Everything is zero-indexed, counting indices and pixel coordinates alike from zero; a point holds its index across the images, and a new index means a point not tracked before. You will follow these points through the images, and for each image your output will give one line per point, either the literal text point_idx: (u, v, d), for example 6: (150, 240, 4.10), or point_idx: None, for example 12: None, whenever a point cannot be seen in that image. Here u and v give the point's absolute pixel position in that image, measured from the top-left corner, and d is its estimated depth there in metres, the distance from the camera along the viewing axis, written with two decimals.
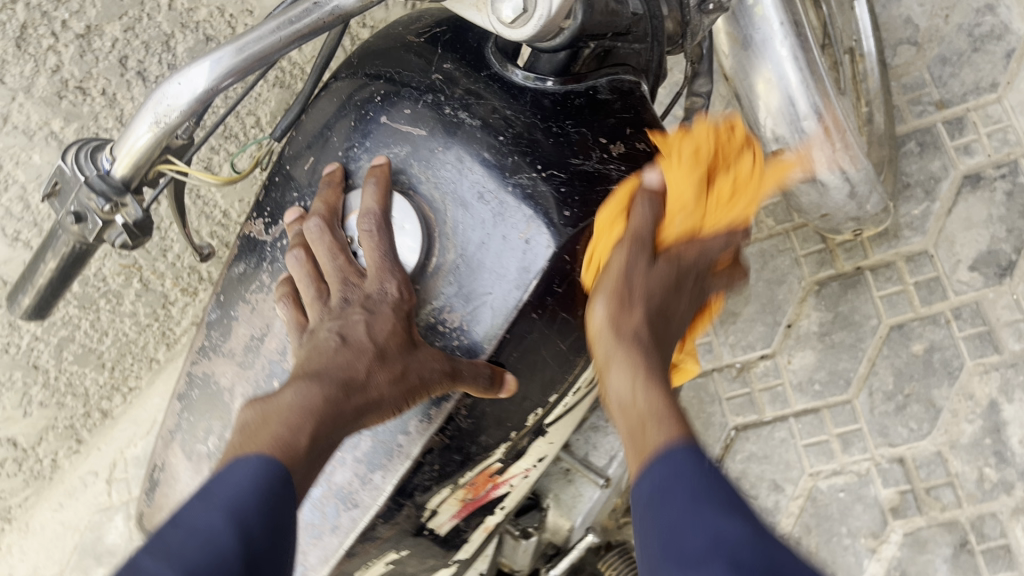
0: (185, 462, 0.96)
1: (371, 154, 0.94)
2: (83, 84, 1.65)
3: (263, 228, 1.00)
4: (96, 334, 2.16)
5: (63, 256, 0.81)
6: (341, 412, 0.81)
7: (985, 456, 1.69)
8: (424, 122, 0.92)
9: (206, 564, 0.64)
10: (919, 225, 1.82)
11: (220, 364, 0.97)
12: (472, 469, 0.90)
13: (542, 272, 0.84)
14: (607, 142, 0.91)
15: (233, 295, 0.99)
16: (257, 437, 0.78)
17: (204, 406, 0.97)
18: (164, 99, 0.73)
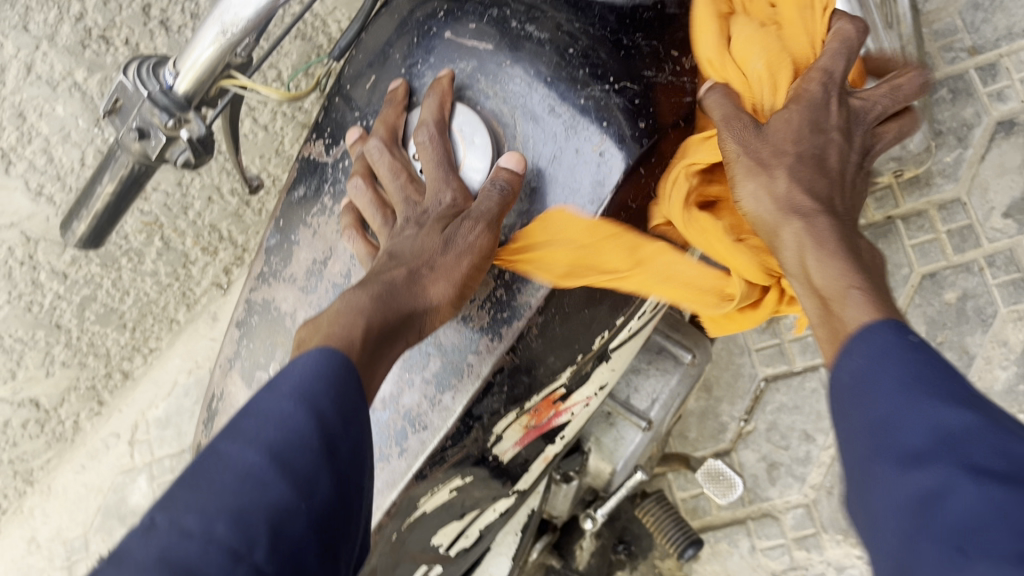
0: (244, 388, 0.95)
1: (435, 69, 0.99)
2: (107, 34, 1.62)
3: (323, 149, 1.03)
4: (117, 293, 2.13)
5: (121, 177, 0.79)
6: (396, 313, 0.84)
7: (1019, 403, 1.69)
8: (489, 36, 0.97)
9: (287, 445, 0.68)
10: (951, 172, 1.80)
11: (281, 290, 0.97)
12: (538, 393, 0.92)
13: (614, 183, 0.90)
14: (674, 56, 0.99)
15: (293, 219, 1.01)
16: (311, 340, 0.80)
17: (265, 333, 0.96)
18: (229, 9, 0.70)
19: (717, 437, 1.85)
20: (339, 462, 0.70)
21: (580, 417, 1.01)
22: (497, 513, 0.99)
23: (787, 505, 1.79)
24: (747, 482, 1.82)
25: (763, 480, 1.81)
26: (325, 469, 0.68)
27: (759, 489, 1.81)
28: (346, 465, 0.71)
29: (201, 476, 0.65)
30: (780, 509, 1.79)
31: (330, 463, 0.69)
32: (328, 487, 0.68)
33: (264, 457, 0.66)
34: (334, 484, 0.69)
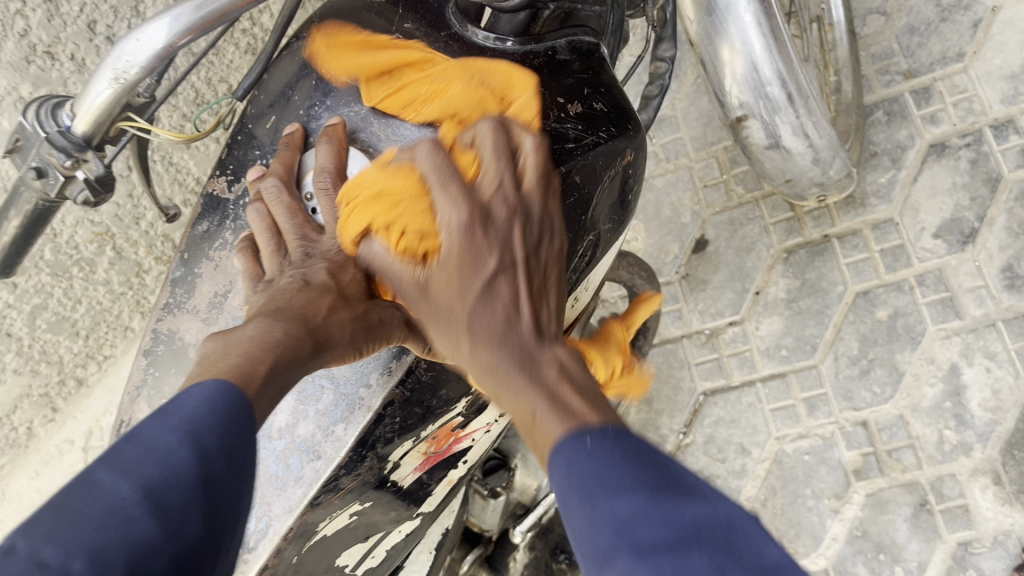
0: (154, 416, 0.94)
1: (331, 113, 0.95)
2: (52, 49, 1.63)
3: (226, 185, 0.99)
4: (70, 302, 2.12)
5: (26, 214, 0.82)
6: (302, 347, 0.80)
7: (946, 419, 1.74)
8: (382, 83, 0.92)
9: (161, 476, 0.63)
10: (884, 192, 1.86)
11: (184, 321, 0.96)
12: (434, 422, 0.92)
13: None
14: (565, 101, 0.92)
15: (197, 253, 0.98)
16: (216, 366, 0.76)
17: (168, 362, 0.95)
18: (123, 55, 0.73)
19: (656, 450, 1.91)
20: (215, 504, 0.65)
21: (482, 443, 1.03)
22: (402, 535, 1.02)
23: None
24: None
25: None
26: (199, 512, 0.64)
27: None
28: (224, 503, 0.66)
29: (67, 506, 0.60)
30: None
31: (205, 505, 0.64)
32: (201, 529, 0.64)
33: (137, 491, 0.62)
34: (205, 526, 0.64)
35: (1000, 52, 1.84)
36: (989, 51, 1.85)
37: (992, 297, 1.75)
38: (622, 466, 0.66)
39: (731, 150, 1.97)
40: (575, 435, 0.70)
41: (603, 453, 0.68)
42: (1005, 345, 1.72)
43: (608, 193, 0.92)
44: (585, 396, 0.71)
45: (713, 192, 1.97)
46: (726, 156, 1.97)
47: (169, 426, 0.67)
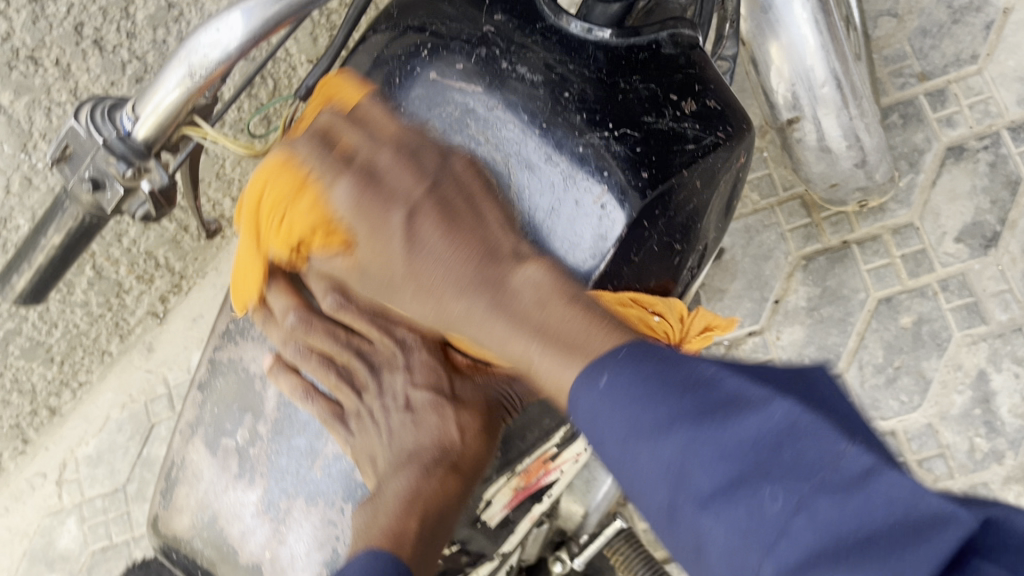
0: (211, 458, 0.89)
1: (418, 114, 0.89)
2: (36, 53, 1.50)
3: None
4: (45, 326, 1.97)
5: (69, 230, 0.72)
6: (447, 486, 0.82)
7: (976, 426, 1.70)
8: (478, 79, 0.88)
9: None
10: (904, 197, 1.82)
11: (249, 349, 0.93)
12: (529, 455, 0.88)
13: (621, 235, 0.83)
14: (678, 99, 0.89)
15: None
16: (372, 531, 0.79)
17: (232, 396, 0.91)
18: (198, 48, 0.64)
19: None
20: None
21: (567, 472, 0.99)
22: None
23: None
24: None
25: None
26: None
27: None
28: None
29: None
30: None
31: None
32: None
33: None
34: None
35: (1014, 54, 1.83)
36: (1002, 53, 1.83)
37: (1017, 302, 1.73)
38: (727, 511, 0.61)
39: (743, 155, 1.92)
40: (593, 366, 0.73)
41: (667, 441, 0.67)
42: None
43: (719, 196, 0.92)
44: (654, 432, 0.67)
45: None
46: None
47: None
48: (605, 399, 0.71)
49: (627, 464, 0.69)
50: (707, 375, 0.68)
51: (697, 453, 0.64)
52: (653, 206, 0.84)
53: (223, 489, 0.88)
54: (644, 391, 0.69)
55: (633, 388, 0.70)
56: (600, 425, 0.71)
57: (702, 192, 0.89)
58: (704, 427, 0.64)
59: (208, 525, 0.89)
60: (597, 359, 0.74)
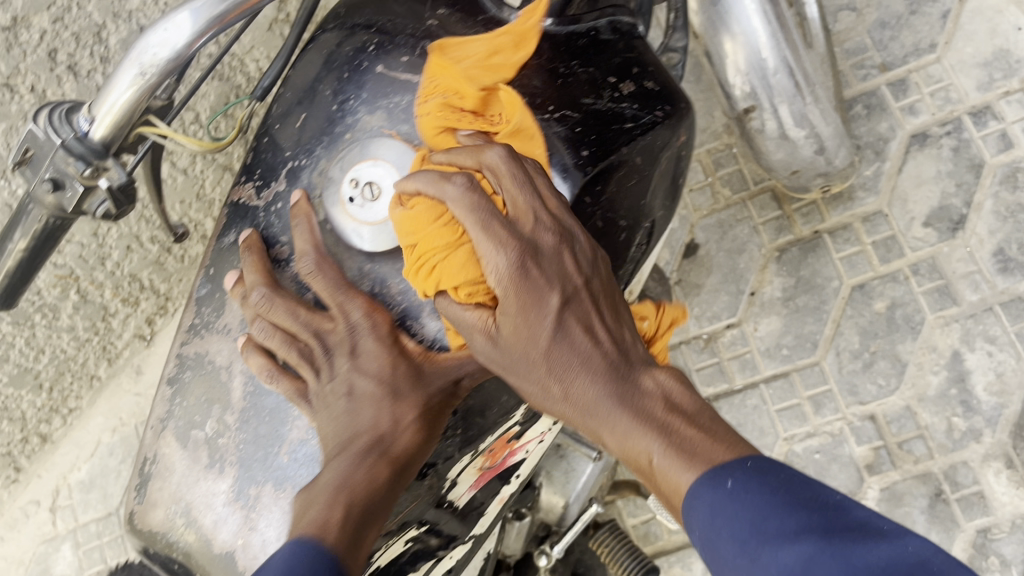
0: (181, 451, 0.90)
1: (368, 106, 0.91)
2: (11, 81, 1.53)
3: (253, 192, 0.95)
4: (32, 352, 2.00)
5: (34, 234, 0.74)
6: (384, 476, 0.79)
7: (953, 406, 1.73)
8: (422, 69, 0.90)
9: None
10: (871, 185, 1.85)
11: (214, 342, 0.93)
12: (492, 435, 0.89)
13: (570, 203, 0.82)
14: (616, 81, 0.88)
15: (224, 267, 0.95)
16: (303, 519, 0.76)
17: (200, 388, 0.92)
18: (147, 48, 0.66)
19: None
20: None
21: (536, 452, 1.01)
22: (454, 561, 0.98)
23: None
24: None
25: None
26: None
27: None
28: None
29: None
30: None
31: None
32: None
33: None
34: None
35: (971, 41, 1.87)
36: (960, 41, 1.87)
37: (986, 282, 1.77)
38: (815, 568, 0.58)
39: (714, 152, 1.96)
40: (713, 476, 0.70)
41: (783, 527, 0.63)
42: (1003, 328, 1.74)
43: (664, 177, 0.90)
44: (780, 539, 0.62)
45: (699, 196, 1.95)
46: (709, 158, 1.95)
47: None
48: (707, 519, 0.68)
49: (732, 564, 0.65)
50: (829, 500, 0.65)
51: (788, 545, 0.61)
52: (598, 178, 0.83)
53: (197, 480, 0.89)
54: (771, 489, 0.66)
55: (762, 498, 0.66)
56: (715, 541, 0.67)
57: (645, 169, 0.87)
58: (832, 541, 0.60)
59: (183, 516, 0.89)
60: (721, 468, 0.70)
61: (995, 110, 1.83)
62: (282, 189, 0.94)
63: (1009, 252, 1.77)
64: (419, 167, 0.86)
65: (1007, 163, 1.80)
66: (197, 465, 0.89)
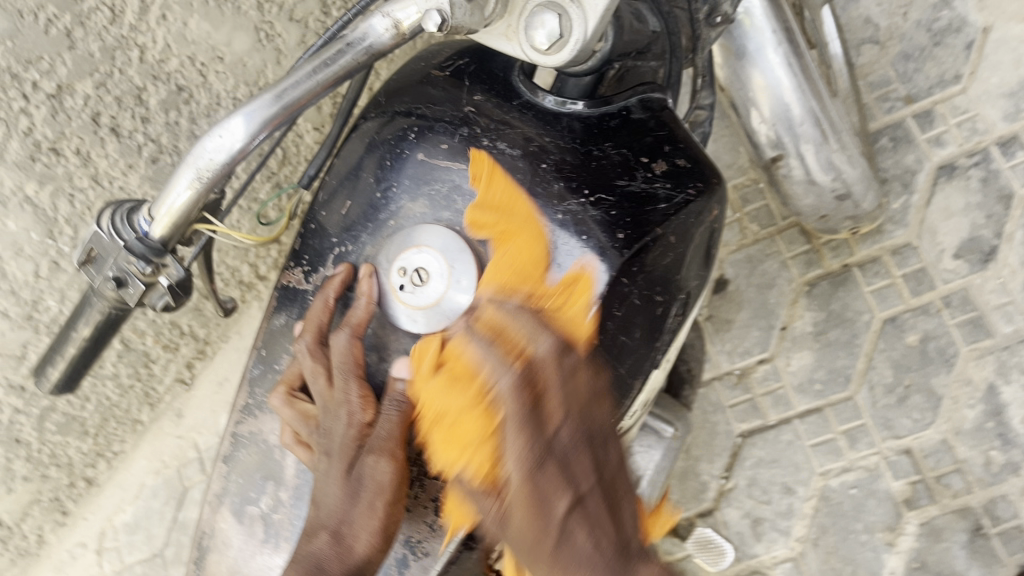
0: (236, 525, 0.90)
1: (409, 193, 0.91)
2: (57, 145, 1.60)
3: (302, 276, 0.97)
4: (78, 401, 2.06)
5: (96, 324, 0.78)
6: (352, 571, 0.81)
7: (990, 440, 1.72)
8: (462, 157, 0.88)
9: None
10: (899, 218, 1.86)
11: (269, 421, 0.94)
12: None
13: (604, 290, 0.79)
14: (649, 160, 0.85)
15: (275, 348, 0.97)
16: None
17: (254, 465, 0.93)
18: (203, 153, 0.71)
19: (699, 497, 1.86)
20: None
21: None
22: None
23: (774, 560, 1.80)
24: (732, 539, 1.83)
25: (749, 537, 1.82)
26: None
27: (745, 546, 1.82)
28: None
29: None
30: (768, 565, 1.80)
31: None
32: None
33: None
34: None
35: (997, 71, 1.87)
36: (985, 71, 1.88)
37: (1020, 313, 1.76)
38: None
39: (740, 188, 1.98)
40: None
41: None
42: None
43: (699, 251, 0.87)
44: None
45: (727, 231, 1.97)
46: (737, 195, 1.97)
47: None
48: None
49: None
50: None
51: None
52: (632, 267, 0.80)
53: (252, 555, 0.89)
54: None
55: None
56: None
57: (678, 248, 0.84)
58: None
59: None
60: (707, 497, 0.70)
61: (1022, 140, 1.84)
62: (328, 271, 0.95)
63: None
64: (459, 251, 0.84)
65: None
66: (254, 539, 0.89)
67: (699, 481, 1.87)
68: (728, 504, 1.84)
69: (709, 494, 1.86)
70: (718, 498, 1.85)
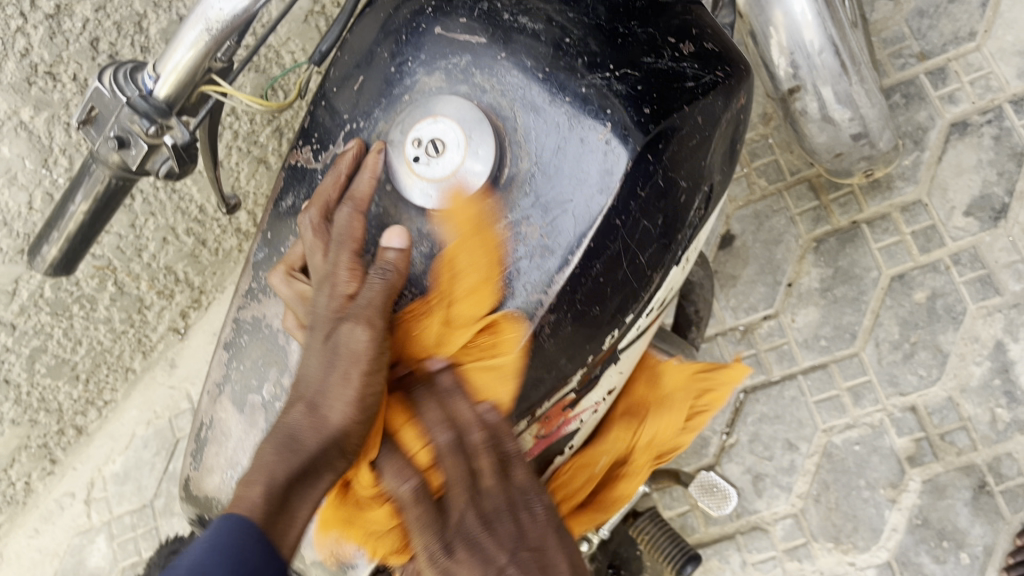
0: (238, 417, 0.84)
1: (426, 67, 0.80)
2: (54, 69, 1.56)
3: (312, 156, 0.87)
4: (69, 343, 2.01)
5: (95, 196, 0.75)
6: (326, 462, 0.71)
7: (996, 397, 1.71)
8: (481, 30, 0.78)
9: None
10: (910, 174, 1.84)
11: (273, 304, 0.85)
12: (547, 401, 0.80)
13: (626, 173, 0.72)
14: (676, 42, 0.80)
15: (281, 230, 0.88)
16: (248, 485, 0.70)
17: (257, 351, 0.84)
18: (211, 5, 0.66)
19: (700, 453, 1.82)
20: None
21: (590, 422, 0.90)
22: None
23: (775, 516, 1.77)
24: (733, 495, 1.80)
25: (749, 493, 1.78)
26: None
27: (746, 502, 1.78)
28: None
29: None
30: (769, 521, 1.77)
31: None
32: None
33: None
34: None
35: (1011, 29, 1.85)
36: (1000, 29, 1.86)
37: None
38: None
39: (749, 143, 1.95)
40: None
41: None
42: None
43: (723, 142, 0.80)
44: None
45: (734, 186, 1.94)
46: (745, 149, 1.94)
47: None
48: None
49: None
50: None
51: None
52: (659, 141, 0.73)
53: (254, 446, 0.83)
54: None
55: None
56: None
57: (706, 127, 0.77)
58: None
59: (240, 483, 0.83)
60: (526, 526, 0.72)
61: None
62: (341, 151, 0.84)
63: None
64: (479, 127, 0.74)
65: None
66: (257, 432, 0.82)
67: (700, 437, 1.83)
68: (728, 460, 1.81)
69: (711, 449, 1.81)
70: (719, 454, 1.81)
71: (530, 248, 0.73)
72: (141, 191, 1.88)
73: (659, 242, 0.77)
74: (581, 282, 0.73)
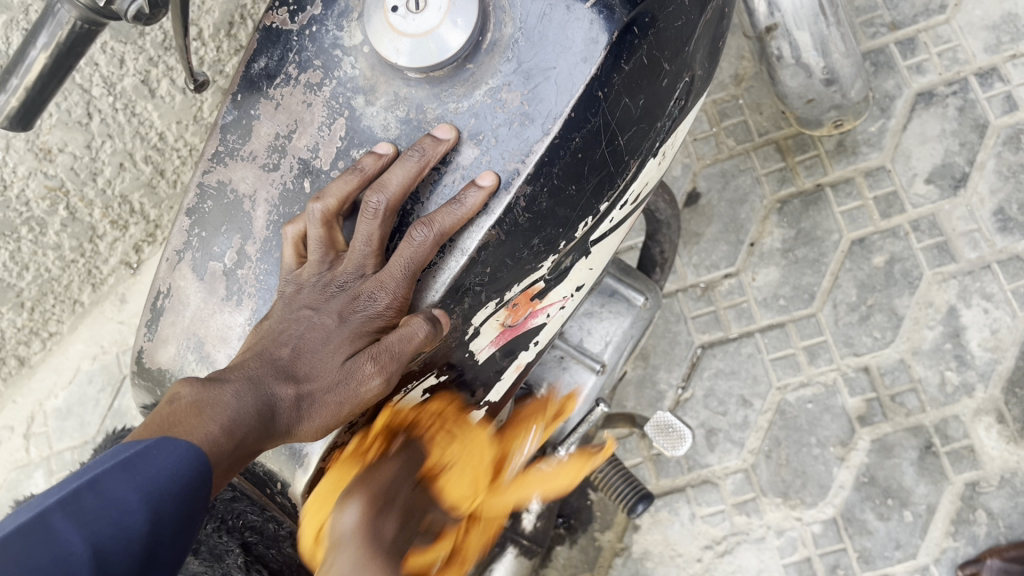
0: (196, 284, 0.90)
1: None
2: None
3: (288, 16, 0.91)
4: (16, 268, 1.92)
5: (59, 41, 0.72)
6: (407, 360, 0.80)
7: (947, 360, 1.74)
8: None
9: (114, 539, 0.66)
10: (875, 141, 1.86)
11: (240, 170, 0.91)
12: (517, 285, 0.88)
13: (609, 44, 0.81)
14: None
15: (252, 95, 0.92)
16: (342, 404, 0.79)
17: (220, 219, 0.91)
18: None
19: (655, 405, 1.83)
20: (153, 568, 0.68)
21: (557, 319, 0.97)
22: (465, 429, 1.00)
23: (726, 471, 1.78)
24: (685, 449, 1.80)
25: (701, 447, 1.80)
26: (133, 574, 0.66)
27: (698, 456, 1.80)
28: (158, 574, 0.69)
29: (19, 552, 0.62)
30: (719, 475, 1.78)
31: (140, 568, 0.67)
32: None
33: (85, 547, 0.64)
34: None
35: (981, 4, 1.88)
36: (969, 3, 1.88)
37: (985, 241, 1.78)
38: None
39: (719, 103, 1.95)
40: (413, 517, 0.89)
41: None
42: (1000, 286, 1.75)
43: (707, 30, 0.89)
44: None
45: (703, 144, 1.94)
46: (715, 108, 1.94)
47: (133, 484, 0.69)
48: None
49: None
50: None
51: None
52: (643, 15, 0.83)
53: (211, 314, 0.89)
54: None
55: None
56: None
57: (692, 11, 0.87)
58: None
59: (196, 353, 0.88)
60: None
61: (1001, 72, 1.84)
62: (320, 14, 0.90)
63: (1009, 212, 1.78)
64: None
65: (1011, 124, 1.81)
66: (211, 296, 0.89)
67: (656, 389, 1.84)
68: (683, 413, 1.82)
69: (666, 402, 1.83)
70: (674, 407, 1.82)
71: (512, 115, 0.83)
72: (98, 110, 1.80)
73: (638, 124, 0.86)
74: (558, 154, 0.82)
